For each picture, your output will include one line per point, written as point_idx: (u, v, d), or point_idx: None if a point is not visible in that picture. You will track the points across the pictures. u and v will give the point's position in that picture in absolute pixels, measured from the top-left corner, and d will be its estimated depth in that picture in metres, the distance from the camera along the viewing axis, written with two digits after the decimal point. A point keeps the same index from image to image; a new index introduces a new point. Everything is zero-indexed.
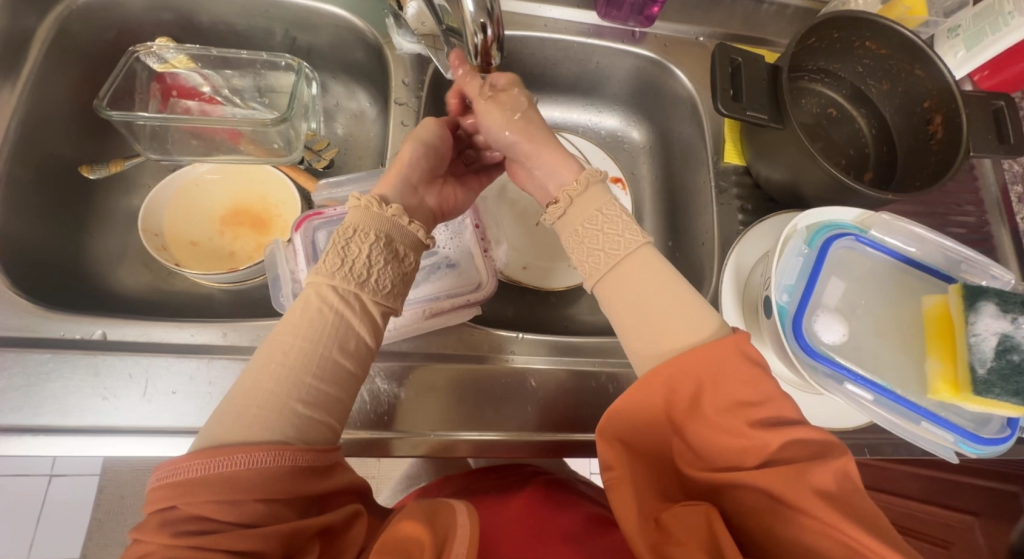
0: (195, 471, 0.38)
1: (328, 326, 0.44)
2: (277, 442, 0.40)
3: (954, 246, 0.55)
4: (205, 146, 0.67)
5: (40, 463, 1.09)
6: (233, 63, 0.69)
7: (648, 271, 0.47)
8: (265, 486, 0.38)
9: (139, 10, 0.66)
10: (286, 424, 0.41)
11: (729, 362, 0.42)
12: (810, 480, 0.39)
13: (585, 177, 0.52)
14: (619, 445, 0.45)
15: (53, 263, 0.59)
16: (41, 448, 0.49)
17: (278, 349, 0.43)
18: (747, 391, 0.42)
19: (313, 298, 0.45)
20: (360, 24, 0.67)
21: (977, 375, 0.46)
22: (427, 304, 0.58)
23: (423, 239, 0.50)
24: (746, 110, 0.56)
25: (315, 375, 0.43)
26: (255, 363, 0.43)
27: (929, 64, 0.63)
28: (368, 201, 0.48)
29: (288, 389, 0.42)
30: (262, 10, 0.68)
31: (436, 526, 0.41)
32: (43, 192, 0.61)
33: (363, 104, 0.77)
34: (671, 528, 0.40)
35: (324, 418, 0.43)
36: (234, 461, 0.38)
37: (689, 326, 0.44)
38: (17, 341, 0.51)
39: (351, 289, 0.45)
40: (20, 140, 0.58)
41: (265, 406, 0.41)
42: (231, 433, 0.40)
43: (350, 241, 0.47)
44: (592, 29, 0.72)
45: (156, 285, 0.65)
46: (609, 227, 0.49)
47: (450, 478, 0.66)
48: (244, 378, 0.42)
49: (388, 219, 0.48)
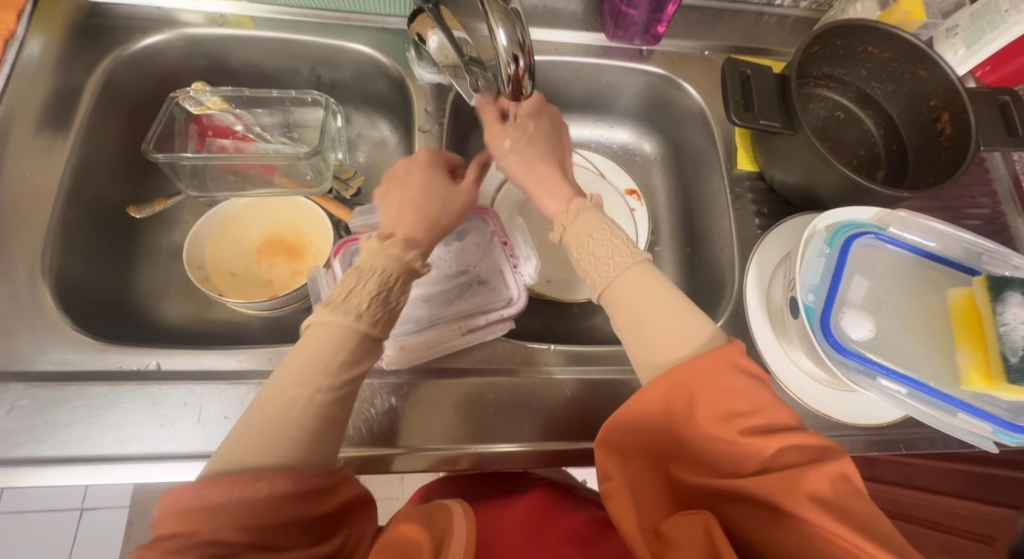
0: (219, 497, 0.38)
1: (334, 358, 0.45)
2: (288, 467, 0.41)
3: (974, 239, 0.57)
4: (240, 180, 0.70)
5: (69, 497, 1.10)
6: (263, 102, 0.73)
7: (643, 289, 0.49)
8: (279, 512, 0.39)
9: (176, 58, 0.71)
10: (300, 451, 0.42)
11: (717, 377, 0.43)
12: (801, 478, 0.39)
13: (575, 206, 0.55)
14: (620, 454, 0.46)
15: (103, 299, 0.63)
16: (102, 476, 0.51)
17: (293, 379, 0.44)
18: (739, 401, 0.42)
19: (330, 330, 0.46)
20: (382, 59, 0.71)
21: (1010, 363, 0.47)
22: (462, 321, 0.60)
23: (418, 269, 0.51)
24: (759, 119, 0.58)
25: (332, 403, 0.45)
26: (269, 388, 0.44)
27: (932, 65, 0.65)
28: (390, 246, 0.50)
29: (304, 415, 0.43)
30: (290, 50, 0.72)
31: (433, 529, 0.43)
32: (93, 232, 0.64)
33: (385, 133, 0.80)
34: (673, 540, 0.40)
35: (333, 444, 0.45)
36: (254, 487, 0.39)
37: (688, 337, 0.46)
38: (78, 375, 0.54)
39: (363, 325, 0.47)
40: (72, 186, 0.62)
41: (288, 436, 0.42)
42: (246, 456, 0.41)
43: (361, 280, 0.48)
44: (601, 49, 0.75)
45: (198, 315, 0.68)
46: (601, 251, 0.51)
47: (455, 479, 0.66)
48: (259, 402, 0.44)
49: (405, 262, 0.50)
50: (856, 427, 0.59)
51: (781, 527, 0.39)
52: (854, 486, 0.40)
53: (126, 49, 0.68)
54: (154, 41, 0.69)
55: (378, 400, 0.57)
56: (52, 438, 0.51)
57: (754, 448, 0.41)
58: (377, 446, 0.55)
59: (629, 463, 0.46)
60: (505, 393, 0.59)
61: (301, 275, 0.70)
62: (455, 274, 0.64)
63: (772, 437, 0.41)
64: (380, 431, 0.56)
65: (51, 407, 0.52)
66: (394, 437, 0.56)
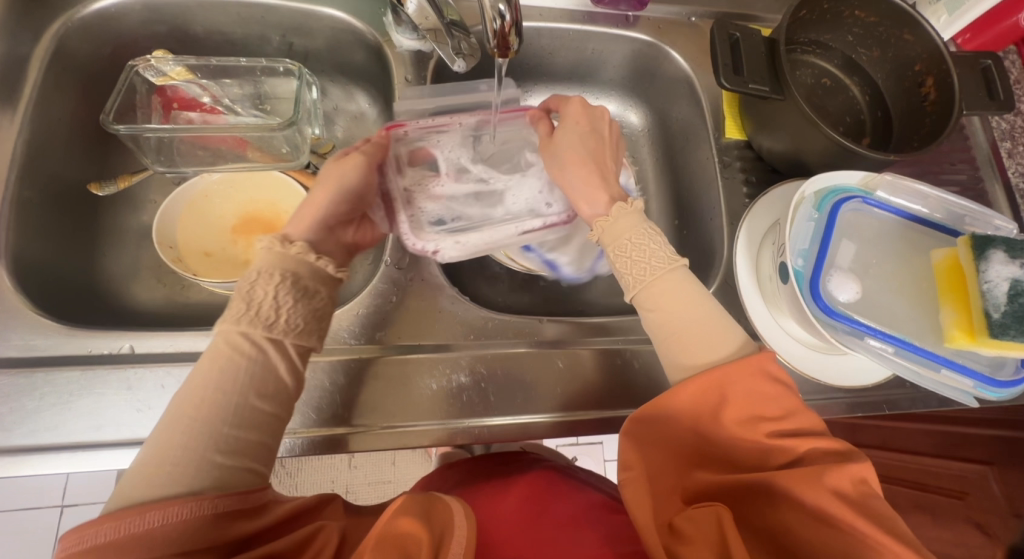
0: (105, 536, 0.34)
1: (242, 373, 0.41)
2: (188, 493, 0.37)
3: (957, 201, 0.58)
4: (211, 155, 0.66)
5: (48, 495, 1.07)
6: (232, 72, 0.69)
7: (681, 293, 0.48)
8: (184, 541, 0.35)
9: (134, 24, 0.66)
10: (201, 477, 0.38)
11: (751, 382, 0.43)
12: (827, 482, 0.40)
13: (616, 210, 0.53)
14: (642, 446, 0.46)
15: (68, 283, 0.59)
16: (73, 465, 0.48)
17: (187, 403, 0.40)
18: (769, 406, 0.44)
19: (218, 352, 0.41)
20: (358, 25, 0.68)
21: (992, 319, 0.47)
22: (519, 223, 0.56)
23: (333, 274, 0.49)
24: (748, 83, 0.57)
25: (231, 424, 0.40)
26: (164, 419, 0.39)
27: (918, 29, 0.65)
28: (271, 245, 0.46)
29: (204, 441, 0.38)
30: (258, 16, 0.68)
31: (432, 525, 0.42)
32: (53, 212, 0.60)
33: (363, 106, 0.77)
34: (685, 533, 0.41)
35: (248, 464, 0.40)
36: (145, 520, 0.35)
37: (718, 346, 0.46)
38: (45, 361, 0.51)
39: (256, 332, 0.42)
40: (26, 161, 0.58)
41: (175, 462, 0.37)
42: (140, 490, 0.36)
43: (254, 284, 0.44)
44: (586, 15, 0.73)
45: (172, 299, 0.65)
46: (638, 254, 0.50)
47: (452, 467, 0.67)
48: (154, 435, 0.39)
49: (293, 256, 0.46)
50: (841, 390, 0.61)
51: (791, 524, 0.41)
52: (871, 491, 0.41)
53: (78, 13, 0.63)
54: (108, 5, 0.64)
55: (367, 376, 0.55)
56: (20, 426, 0.48)
57: (778, 449, 0.43)
58: (363, 424, 0.54)
59: (649, 453, 0.45)
60: (496, 365, 0.58)
61: None
62: (507, 176, 0.59)
63: (797, 441, 0.42)
64: (368, 407, 0.54)
65: (18, 395, 0.49)
66: (384, 415, 0.54)
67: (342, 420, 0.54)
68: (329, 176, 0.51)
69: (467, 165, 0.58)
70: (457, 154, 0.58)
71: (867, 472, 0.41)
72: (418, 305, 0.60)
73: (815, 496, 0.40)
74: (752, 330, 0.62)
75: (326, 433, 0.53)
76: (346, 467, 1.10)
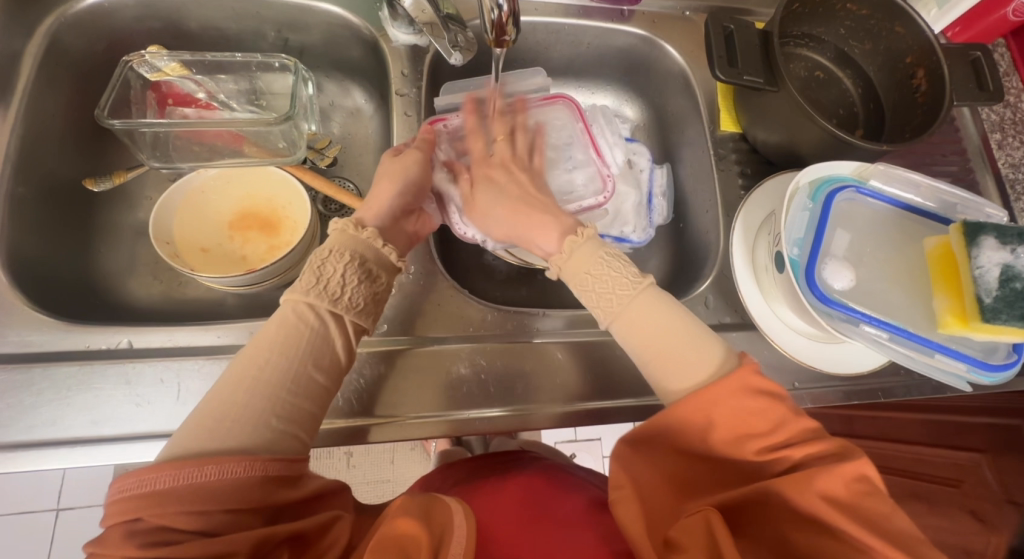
0: (165, 483, 0.36)
1: (304, 341, 0.44)
2: (245, 452, 0.39)
3: (949, 190, 0.59)
4: (207, 150, 0.66)
5: (45, 498, 1.08)
6: (226, 67, 0.68)
7: (653, 316, 0.47)
8: (234, 496, 0.37)
9: (128, 19, 0.65)
10: (257, 438, 0.40)
11: (735, 400, 0.42)
12: (816, 486, 0.39)
13: (568, 244, 0.51)
14: (629, 467, 0.45)
15: (64, 279, 0.59)
16: (72, 460, 0.48)
17: (250, 364, 0.42)
18: (755, 421, 0.41)
19: (286, 322, 0.44)
20: (354, 20, 0.68)
21: (985, 304, 0.48)
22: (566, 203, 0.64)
23: (395, 263, 0.51)
24: (743, 75, 0.58)
25: (289, 391, 0.42)
26: (228, 375, 0.42)
27: (909, 21, 0.65)
28: (346, 226, 0.49)
29: (265, 403, 0.41)
30: (253, 11, 0.67)
31: (432, 525, 0.42)
32: (47, 208, 0.60)
33: (359, 101, 0.77)
34: (681, 544, 0.39)
35: (296, 432, 0.42)
36: (202, 472, 0.37)
37: (699, 366, 0.44)
38: (42, 356, 0.51)
39: (323, 304, 0.45)
40: (20, 158, 0.58)
41: (237, 419, 0.40)
42: (201, 442, 0.38)
43: (326, 261, 0.47)
44: (581, 10, 0.73)
45: (169, 295, 0.64)
46: (602, 284, 0.49)
47: (452, 466, 0.67)
48: (217, 389, 0.41)
49: (364, 241, 0.49)
50: (836, 378, 0.61)
51: (792, 535, 0.39)
52: (871, 489, 0.39)
53: (70, 8, 0.62)
54: (102, 0, 0.63)
55: (367, 369, 0.56)
56: (18, 422, 0.48)
57: (768, 460, 0.41)
58: (369, 417, 0.54)
59: (636, 473, 0.45)
60: (496, 357, 0.58)
61: (278, 251, 0.66)
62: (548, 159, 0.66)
63: (787, 453, 0.41)
64: (370, 400, 0.55)
65: (16, 391, 0.49)
66: (383, 407, 0.55)
67: (343, 412, 0.54)
68: (389, 172, 0.55)
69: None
70: None
71: (865, 468, 0.39)
72: (417, 299, 0.60)
73: (805, 502, 0.39)
74: (749, 320, 0.63)
75: (328, 427, 0.53)
76: (345, 466, 1.10)
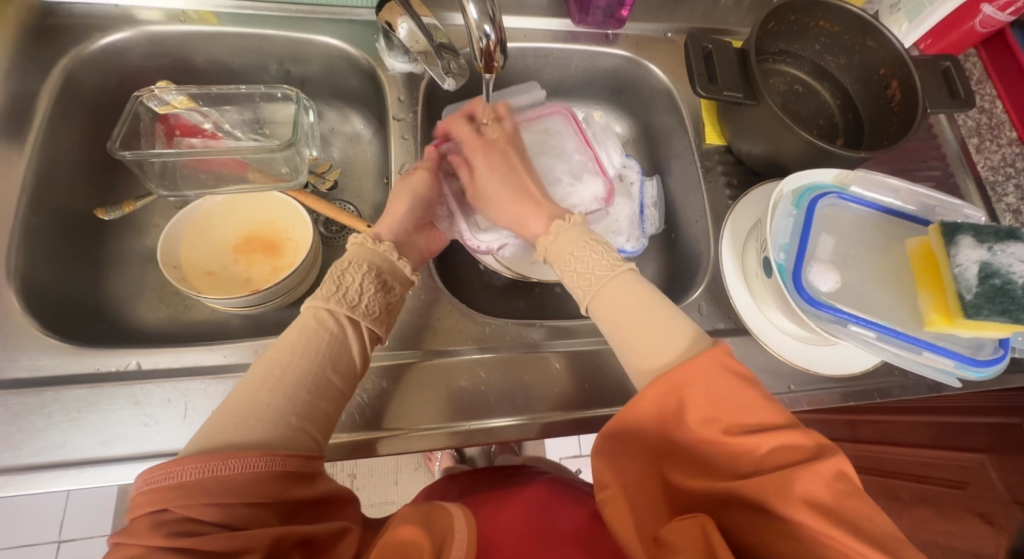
0: (189, 475, 0.37)
1: (323, 344, 0.46)
2: (266, 448, 0.40)
3: (927, 192, 0.61)
4: (213, 179, 0.69)
5: (46, 529, 1.08)
6: (232, 99, 0.72)
7: (628, 297, 0.49)
8: (253, 489, 0.38)
9: (138, 57, 0.69)
10: (277, 435, 0.41)
11: (709, 380, 0.42)
12: (795, 493, 0.38)
13: (555, 227, 0.55)
14: (616, 464, 0.44)
15: (74, 305, 0.61)
16: (80, 480, 0.49)
17: (273, 365, 0.44)
18: (724, 405, 0.42)
19: (308, 330, 0.46)
20: (352, 51, 0.71)
21: (966, 300, 0.49)
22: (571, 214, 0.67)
23: (410, 275, 0.53)
24: (723, 90, 0.61)
25: (309, 391, 0.44)
26: (250, 375, 0.44)
27: (879, 36, 0.69)
28: (363, 239, 0.52)
29: (286, 402, 0.43)
30: (256, 46, 0.71)
31: (433, 532, 0.43)
32: (60, 238, 0.62)
33: (358, 127, 0.80)
34: (671, 544, 0.39)
35: (312, 431, 0.43)
36: (226, 466, 0.38)
37: (670, 345, 0.46)
38: (53, 380, 0.52)
39: (342, 310, 0.47)
40: (35, 190, 0.60)
41: (259, 416, 0.41)
42: (226, 435, 0.40)
43: (345, 272, 0.49)
44: (568, 35, 0.77)
45: (176, 317, 0.66)
46: (583, 266, 0.52)
47: (454, 479, 0.67)
48: (240, 388, 0.43)
49: (380, 253, 0.51)
50: (831, 380, 0.62)
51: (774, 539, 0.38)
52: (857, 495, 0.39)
53: (84, 49, 0.66)
54: (114, 41, 0.67)
55: (369, 384, 0.57)
56: (28, 445, 0.49)
57: (745, 450, 0.40)
58: (379, 430, 0.55)
59: (626, 473, 0.44)
60: (495, 371, 0.59)
61: (281, 271, 0.68)
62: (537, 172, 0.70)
63: (759, 439, 0.40)
64: (375, 415, 0.56)
65: (27, 415, 0.50)
66: (383, 421, 0.56)
67: (345, 426, 0.55)
68: (405, 184, 0.59)
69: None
70: None
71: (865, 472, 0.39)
72: (418, 314, 0.61)
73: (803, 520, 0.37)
74: (742, 325, 0.64)
75: (333, 443, 0.54)
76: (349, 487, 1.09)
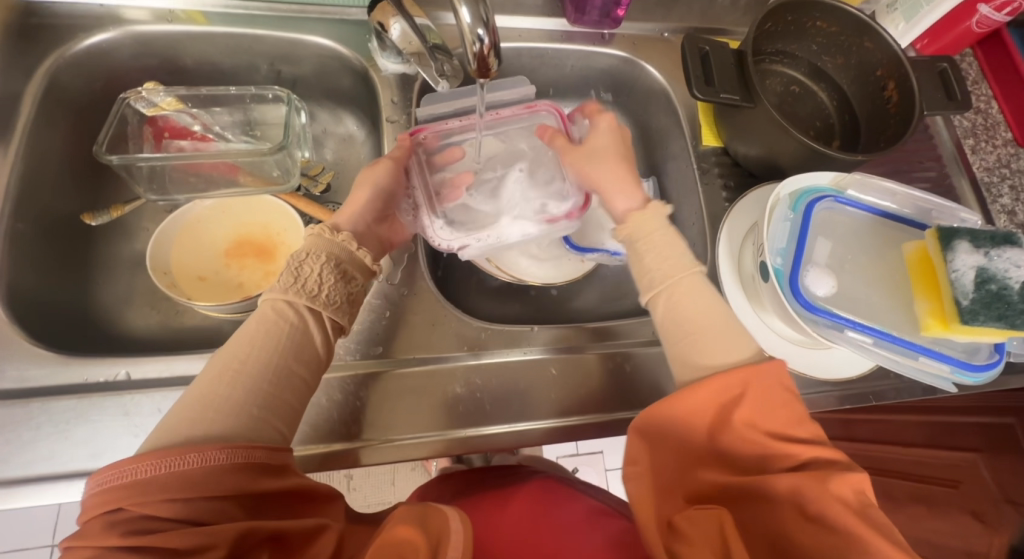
0: (145, 473, 0.37)
1: (283, 337, 0.45)
2: (226, 441, 0.39)
3: (924, 196, 0.61)
4: (203, 182, 0.68)
5: (40, 534, 1.07)
6: (221, 100, 0.71)
7: (704, 296, 0.49)
8: (212, 483, 0.37)
9: (124, 57, 0.67)
10: (240, 428, 0.41)
11: (768, 388, 0.43)
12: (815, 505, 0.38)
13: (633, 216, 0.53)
14: (651, 445, 0.44)
15: (62, 312, 0.60)
16: (68, 493, 0.48)
17: (232, 357, 0.43)
18: (775, 414, 0.42)
19: (267, 323, 0.45)
20: (344, 51, 0.70)
21: (962, 306, 0.49)
22: (541, 211, 0.62)
23: (371, 264, 0.53)
24: (719, 93, 0.60)
25: (270, 382, 0.44)
26: (209, 368, 0.43)
27: (876, 36, 0.68)
28: (322, 230, 0.51)
29: (249, 394, 0.42)
30: (246, 46, 0.70)
31: (430, 529, 0.42)
32: (46, 244, 0.61)
33: (351, 128, 0.79)
34: (685, 532, 0.39)
35: (275, 423, 0.43)
36: (183, 461, 0.37)
37: (733, 350, 0.46)
38: (41, 391, 0.51)
39: (302, 300, 0.47)
40: (19, 195, 0.59)
41: (218, 408, 0.41)
42: (182, 431, 0.39)
43: (303, 262, 0.49)
44: (564, 34, 0.76)
45: (167, 324, 0.65)
46: (664, 255, 0.51)
47: (447, 479, 0.67)
48: (197, 383, 0.43)
49: (339, 243, 0.51)
50: (829, 384, 0.62)
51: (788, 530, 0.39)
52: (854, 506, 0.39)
53: (69, 49, 0.64)
54: (100, 41, 0.65)
55: (364, 392, 0.56)
56: (15, 457, 0.48)
57: (782, 454, 0.41)
58: (360, 439, 0.54)
59: (658, 456, 0.44)
60: (490, 378, 0.59)
61: (274, 276, 0.67)
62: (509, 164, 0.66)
63: (802, 448, 0.41)
64: (359, 423, 0.55)
65: (13, 427, 0.49)
66: (378, 430, 0.55)
67: (338, 435, 0.55)
68: (365, 177, 0.59)
69: (482, 170, 0.65)
70: (476, 157, 0.66)
71: (859, 485, 0.39)
72: (413, 320, 0.61)
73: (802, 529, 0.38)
74: None
75: (321, 451, 0.54)
76: (345, 488, 1.09)
